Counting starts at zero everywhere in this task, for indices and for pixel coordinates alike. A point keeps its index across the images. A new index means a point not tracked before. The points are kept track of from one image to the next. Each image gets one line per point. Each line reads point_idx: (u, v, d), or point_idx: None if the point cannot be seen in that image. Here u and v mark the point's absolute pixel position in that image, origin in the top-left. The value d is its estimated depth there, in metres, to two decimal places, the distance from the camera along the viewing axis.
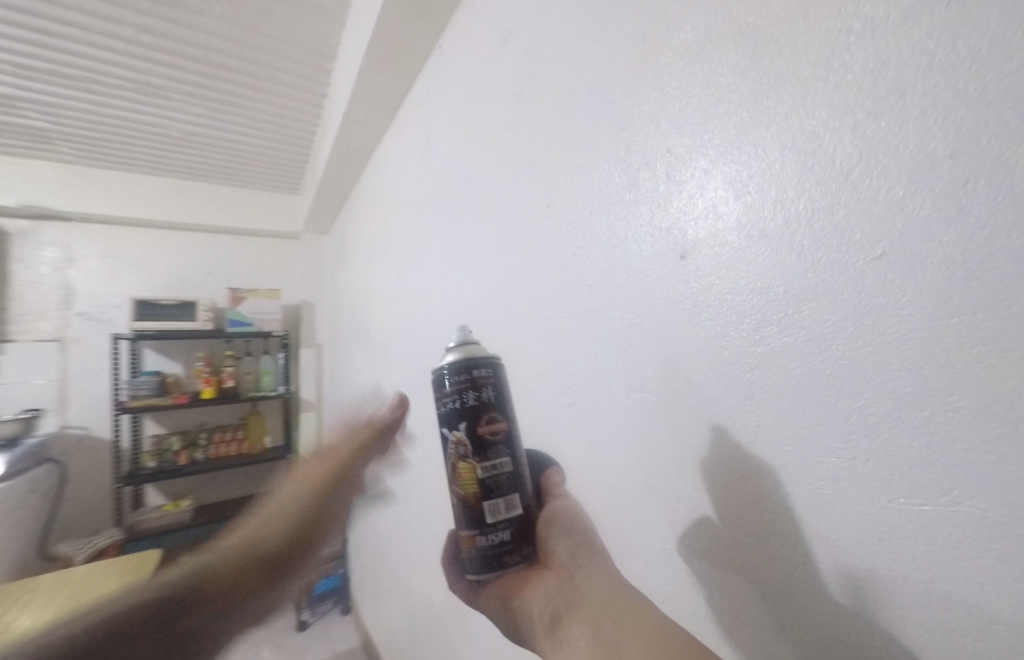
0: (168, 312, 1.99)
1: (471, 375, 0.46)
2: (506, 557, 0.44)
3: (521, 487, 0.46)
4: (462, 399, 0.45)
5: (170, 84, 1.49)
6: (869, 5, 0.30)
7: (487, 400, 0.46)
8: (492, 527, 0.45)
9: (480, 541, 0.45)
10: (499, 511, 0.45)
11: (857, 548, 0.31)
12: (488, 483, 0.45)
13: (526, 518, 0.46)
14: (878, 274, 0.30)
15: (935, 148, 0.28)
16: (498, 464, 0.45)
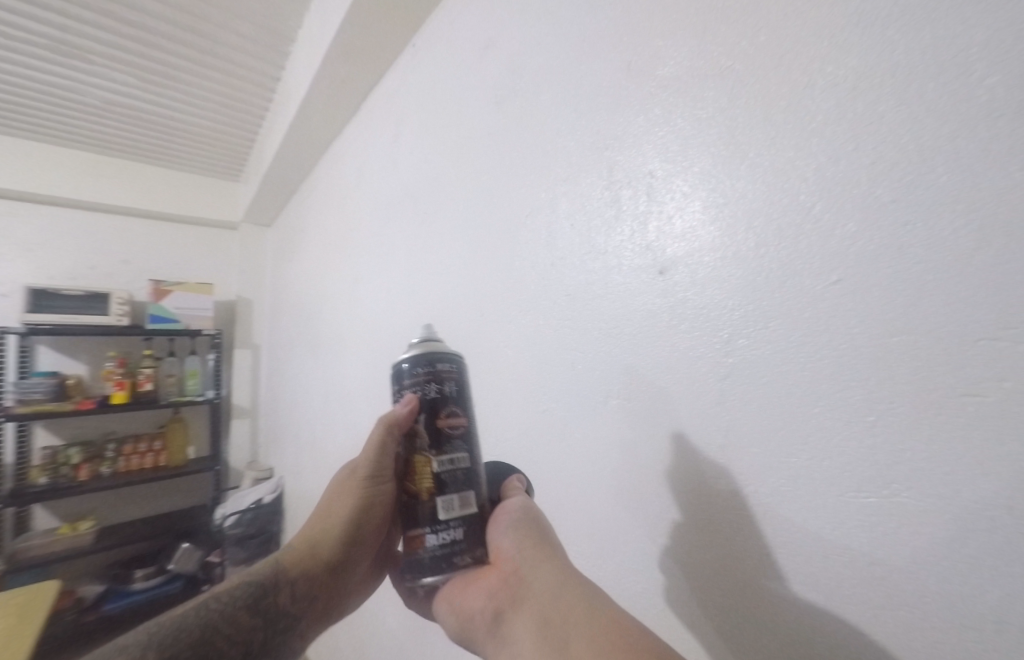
0: (71, 304, 1.71)
1: (433, 368, 0.45)
2: (457, 556, 0.41)
3: (478, 485, 0.44)
4: (421, 390, 0.44)
5: (89, 45, 1.30)
6: (831, 65, 0.35)
7: (448, 394, 0.44)
8: (444, 525, 0.42)
9: (430, 540, 0.41)
10: (452, 507, 0.42)
11: (812, 539, 0.35)
12: (442, 479, 0.43)
13: (481, 518, 0.44)
14: (833, 297, 0.34)
15: (881, 192, 0.32)
16: (455, 459, 0.44)
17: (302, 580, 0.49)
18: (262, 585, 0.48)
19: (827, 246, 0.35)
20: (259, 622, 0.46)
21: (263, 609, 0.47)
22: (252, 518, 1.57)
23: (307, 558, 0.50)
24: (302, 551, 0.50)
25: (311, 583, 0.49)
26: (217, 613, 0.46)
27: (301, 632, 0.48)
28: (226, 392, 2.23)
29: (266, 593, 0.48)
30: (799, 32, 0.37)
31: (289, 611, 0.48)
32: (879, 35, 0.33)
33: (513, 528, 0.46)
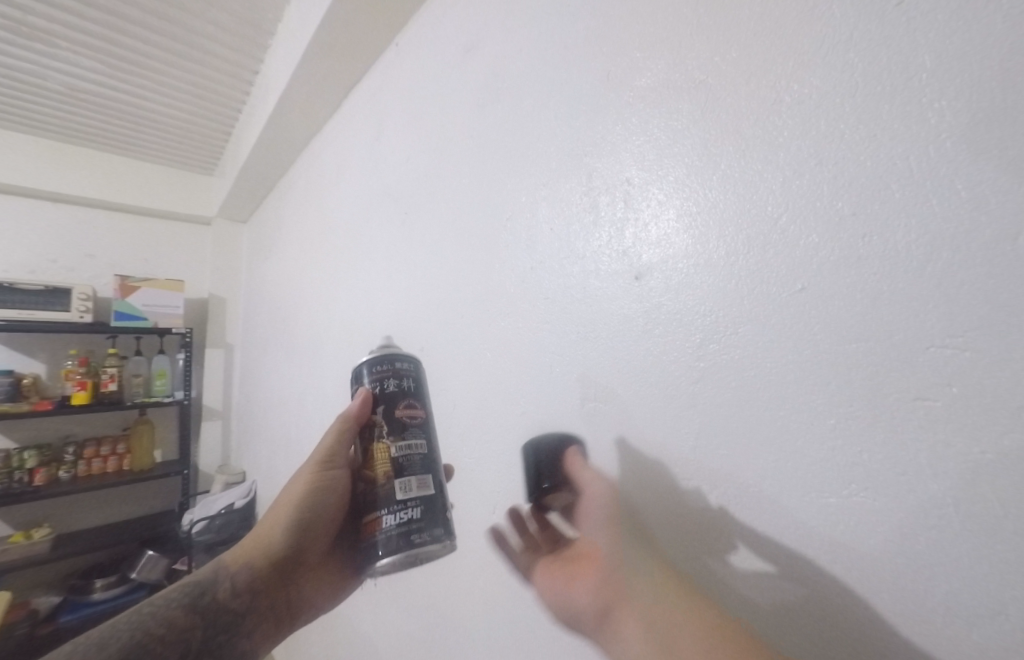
0: (27, 299, 1.62)
1: (392, 365, 0.47)
2: (414, 535, 0.41)
3: (435, 469, 0.45)
4: (381, 383, 0.46)
5: (53, 28, 1.25)
6: (796, 83, 0.37)
7: (407, 387, 0.47)
8: (401, 505, 0.42)
9: (387, 520, 0.41)
10: (410, 488, 0.43)
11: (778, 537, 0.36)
12: (401, 463, 0.44)
13: (439, 502, 0.44)
14: (798, 304, 0.36)
15: (842, 206, 0.34)
16: (413, 445, 0.45)
17: (246, 574, 0.48)
18: (201, 582, 0.46)
19: (793, 256, 0.37)
20: (197, 621, 0.44)
21: (202, 606, 0.45)
22: (222, 523, 1.52)
23: (252, 552, 0.50)
24: (248, 546, 0.50)
25: (257, 577, 0.48)
26: (150, 617, 0.43)
27: (248, 632, 0.46)
28: (195, 393, 2.16)
29: (205, 590, 0.46)
30: (769, 50, 0.38)
31: (232, 608, 0.46)
32: (840, 57, 0.35)
33: (604, 523, 0.44)
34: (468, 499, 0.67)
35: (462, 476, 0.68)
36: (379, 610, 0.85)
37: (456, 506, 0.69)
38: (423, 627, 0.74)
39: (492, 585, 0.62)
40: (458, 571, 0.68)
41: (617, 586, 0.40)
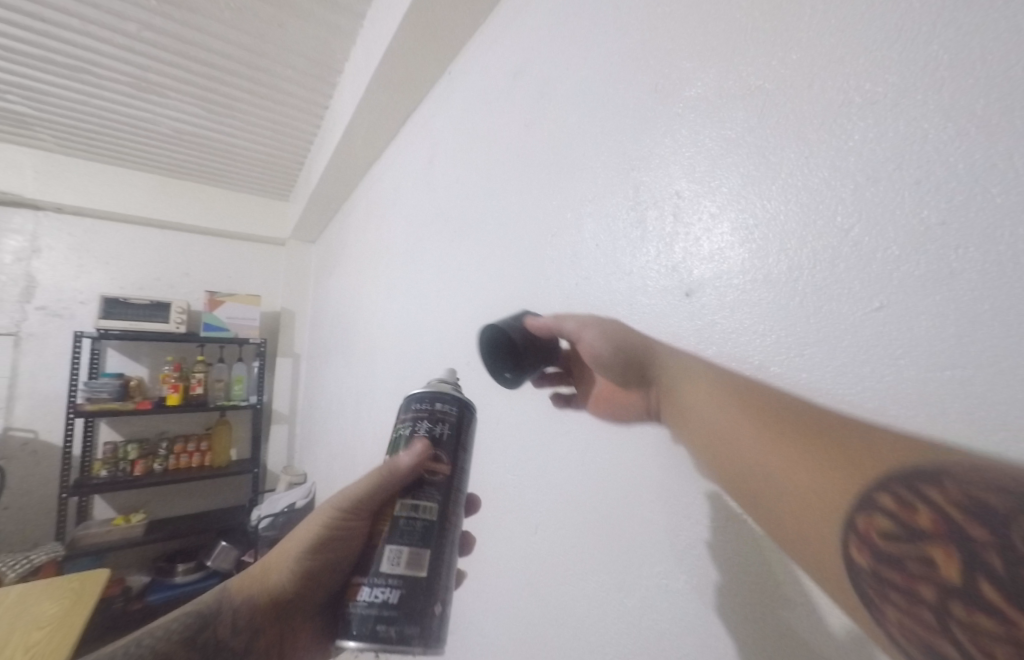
0: (136, 311, 1.87)
1: (432, 404, 0.40)
2: (382, 626, 0.32)
3: (440, 543, 0.36)
4: (413, 425, 0.39)
5: (167, 82, 1.46)
6: (869, 82, 0.33)
7: (439, 437, 0.39)
8: (382, 579, 0.34)
9: (363, 594, 0.33)
10: (397, 562, 0.34)
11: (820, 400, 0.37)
12: (400, 525, 0.36)
13: (431, 589, 0.34)
14: (875, 326, 0.32)
15: (927, 214, 0.30)
16: (422, 507, 0.37)
17: (247, 608, 0.44)
18: (204, 613, 0.44)
19: (868, 271, 0.32)
20: (195, 657, 0.41)
21: (200, 642, 0.42)
22: (284, 522, 1.64)
23: (256, 584, 0.45)
24: (255, 576, 0.46)
25: (255, 616, 0.43)
26: (147, 649, 0.41)
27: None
28: (269, 398, 2.35)
29: (207, 623, 0.43)
30: (836, 50, 0.35)
31: (229, 646, 0.42)
32: (921, 50, 0.30)
33: (612, 351, 0.48)
34: (509, 516, 0.66)
35: (505, 492, 0.68)
36: None
37: (498, 521, 0.69)
38: (463, 643, 0.73)
39: (532, 608, 0.60)
40: (497, 589, 0.67)
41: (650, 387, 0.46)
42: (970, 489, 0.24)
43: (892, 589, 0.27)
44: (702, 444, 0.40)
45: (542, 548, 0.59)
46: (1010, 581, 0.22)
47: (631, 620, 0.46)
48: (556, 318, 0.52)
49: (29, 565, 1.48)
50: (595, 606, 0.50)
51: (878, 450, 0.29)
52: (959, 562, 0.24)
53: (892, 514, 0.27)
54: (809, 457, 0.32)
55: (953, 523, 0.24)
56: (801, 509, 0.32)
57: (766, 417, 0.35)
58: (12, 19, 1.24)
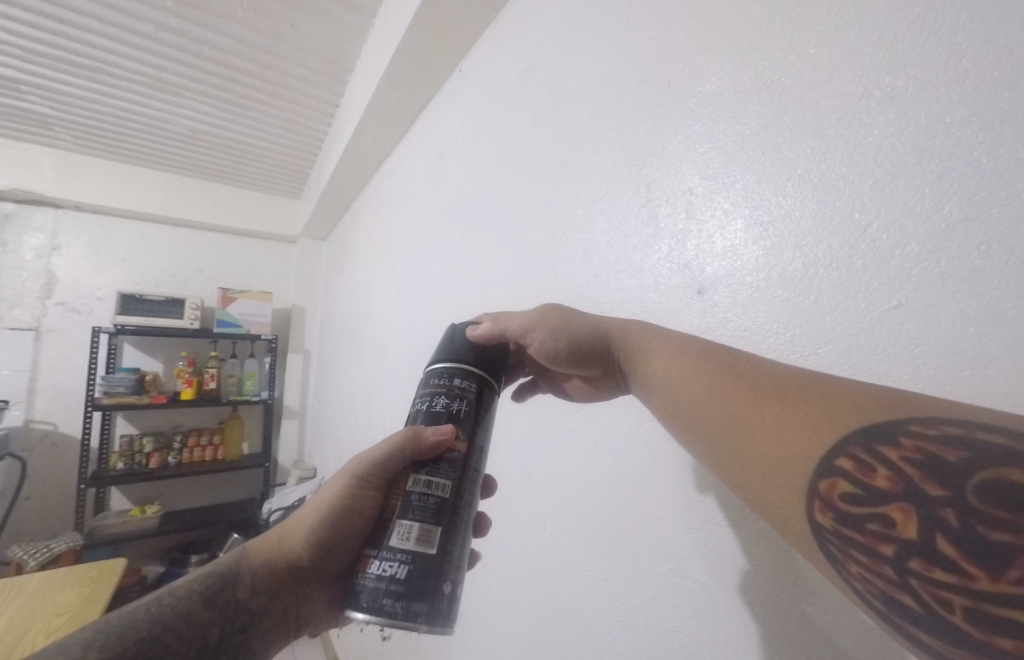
0: (152, 307, 1.91)
1: (451, 380, 0.38)
2: (387, 601, 0.31)
3: (456, 522, 0.34)
4: (431, 400, 0.37)
5: (182, 82, 1.47)
6: (889, 76, 0.32)
7: (456, 414, 0.36)
8: (392, 553, 0.33)
9: (372, 567, 0.33)
10: (407, 537, 0.33)
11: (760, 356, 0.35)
12: (412, 502, 0.34)
13: (440, 565, 0.33)
14: (894, 324, 0.31)
15: (949, 211, 0.29)
16: (435, 484, 0.35)
17: (265, 572, 0.43)
18: (222, 574, 0.42)
19: (886, 268, 0.31)
20: (216, 617, 0.40)
21: (221, 602, 0.41)
22: None
23: (273, 549, 0.45)
24: (272, 540, 0.45)
25: (274, 580, 0.43)
26: (167, 608, 0.40)
27: (261, 634, 0.42)
28: (280, 393, 2.38)
29: (227, 584, 0.42)
30: (855, 43, 0.34)
31: (249, 606, 0.42)
32: (944, 42, 0.30)
33: (557, 337, 0.43)
34: (519, 514, 0.66)
35: (515, 489, 0.68)
36: None
37: (507, 518, 0.69)
38: (472, 638, 0.74)
39: (541, 605, 0.60)
40: (505, 586, 0.67)
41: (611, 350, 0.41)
42: (928, 441, 0.22)
43: (853, 550, 0.24)
44: (657, 406, 0.36)
45: (552, 545, 0.59)
46: (968, 534, 0.20)
47: (639, 618, 0.45)
48: (495, 323, 0.42)
49: (50, 554, 1.52)
50: (604, 604, 0.50)
51: (833, 405, 0.26)
52: (918, 519, 0.22)
53: (851, 474, 0.24)
54: (762, 419, 0.28)
55: (911, 478, 0.22)
56: (754, 476, 0.28)
57: (720, 377, 0.31)
58: (33, 21, 1.26)
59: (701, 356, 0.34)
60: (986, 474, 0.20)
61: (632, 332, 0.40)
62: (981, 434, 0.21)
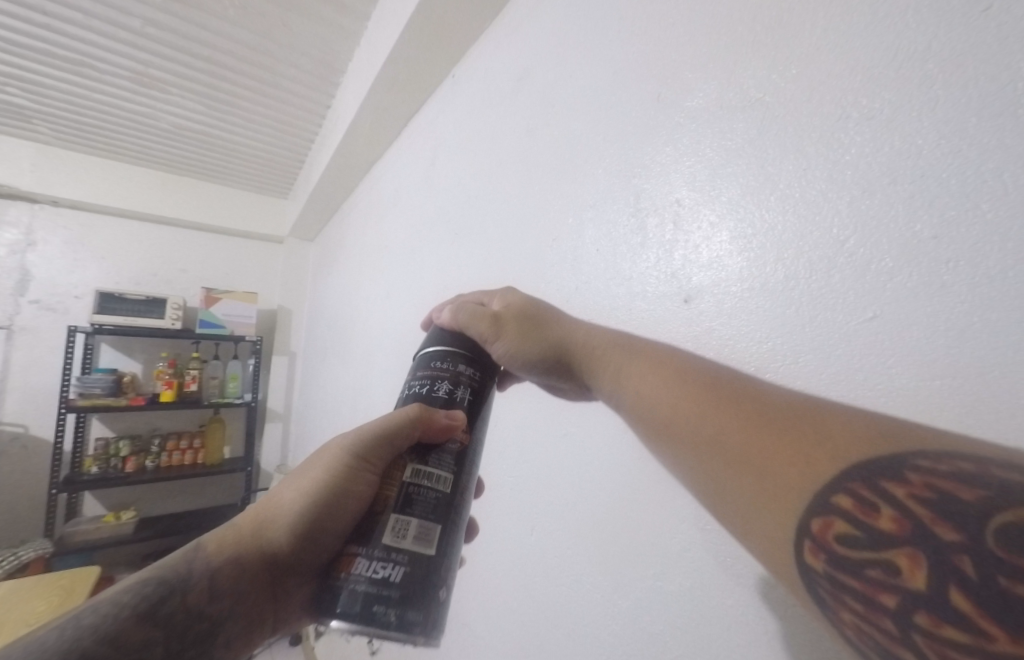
0: (132, 307, 1.85)
1: (454, 366, 0.39)
2: (379, 608, 0.30)
3: (453, 519, 0.35)
4: (432, 385, 0.38)
5: (168, 77, 1.44)
6: (866, 98, 0.34)
7: (458, 401, 0.38)
8: (386, 554, 0.32)
9: (360, 568, 0.31)
10: (404, 534, 0.33)
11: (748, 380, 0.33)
12: (409, 495, 0.34)
13: (436, 567, 0.32)
14: (869, 335, 0.32)
15: (920, 230, 0.31)
16: (436, 478, 0.35)
17: (232, 569, 0.38)
18: (170, 580, 0.36)
19: (862, 282, 0.33)
20: (161, 633, 0.34)
21: (165, 616, 0.35)
22: None
23: (242, 541, 0.40)
24: (242, 532, 0.41)
25: (242, 576, 0.38)
26: (87, 632, 0.33)
27: (226, 641, 0.37)
28: (263, 396, 2.34)
29: (174, 590, 0.36)
30: (834, 66, 0.36)
31: (206, 614, 0.36)
32: (916, 69, 0.31)
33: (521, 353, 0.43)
34: (507, 518, 0.67)
35: (503, 494, 0.68)
36: None
37: (495, 523, 0.69)
38: (458, 643, 0.74)
39: (528, 610, 0.60)
40: (493, 591, 0.67)
41: (583, 355, 0.41)
42: (937, 477, 0.21)
43: (847, 596, 0.22)
44: (633, 414, 0.35)
45: (539, 550, 0.59)
46: (987, 588, 0.18)
47: (626, 620, 0.46)
48: (459, 313, 0.42)
49: (17, 563, 1.46)
50: (592, 609, 0.50)
51: (824, 436, 0.25)
52: (929, 569, 0.20)
53: (850, 514, 0.23)
54: (749, 449, 0.27)
55: (919, 519, 0.21)
56: (740, 510, 0.27)
57: (703, 403, 0.31)
58: (11, 11, 1.22)
59: (684, 380, 0.33)
60: (1004, 516, 0.19)
61: (608, 342, 0.40)
62: (997, 469, 0.20)
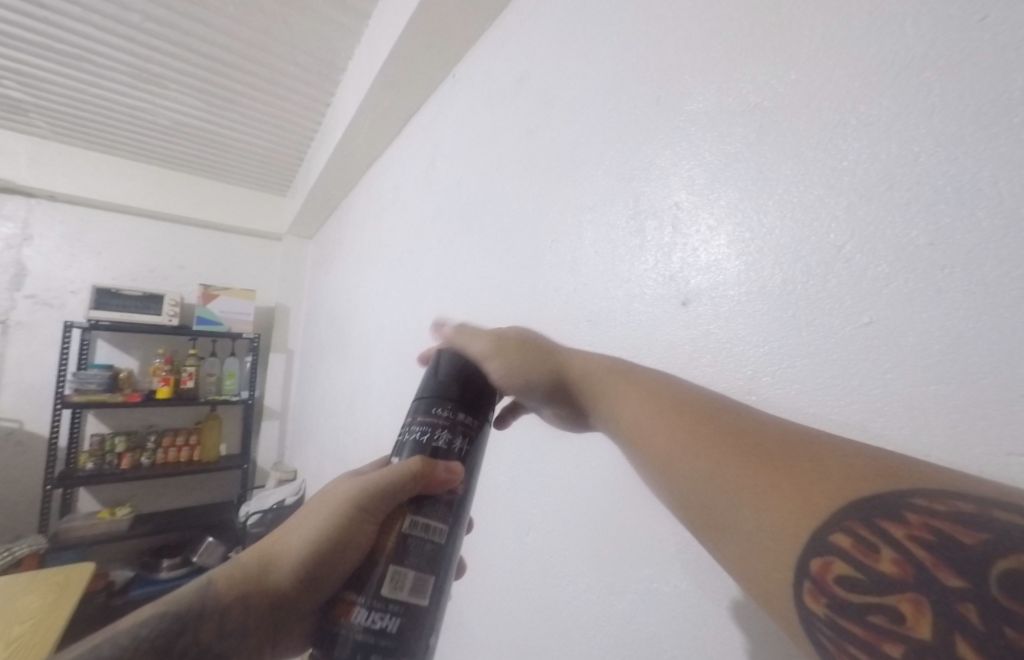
0: (129, 302, 1.85)
1: (454, 413, 0.37)
2: (375, 658, 0.31)
3: (445, 569, 0.35)
4: (430, 433, 0.37)
5: (167, 73, 1.44)
6: (864, 105, 0.34)
7: (457, 451, 0.36)
8: (382, 607, 0.32)
9: (358, 617, 0.32)
10: (400, 588, 0.33)
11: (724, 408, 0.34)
12: (408, 545, 0.34)
13: (430, 614, 0.33)
14: (864, 340, 0.32)
15: (917, 235, 0.31)
16: (430, 529, 0.35)
17: (238, 611, 0.38)
18: (184, 614, 0.36)
19: (859, 287, 0.33)
20: None
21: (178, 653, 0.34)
22: (274, 518, 1.60)
23: (247, 580, 0.39)
24: (248, 569, 0.40)
25: (249, 614, 0.38)
26: None
27: None
28: (259, 393, 2.33)
29: (185, 628, 0.35)
30: (833, 73, 0.36)
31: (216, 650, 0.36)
32: (915, 76, 0.32)
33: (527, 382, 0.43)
34: (504, 518, 0.67)
35: (500, 494, 0.68)
36: None
37: (492, 524, 0.69)
38: (455, 643, 0.74)
39: (524, 611, 0.60)
40: (489, 589, 0.68)
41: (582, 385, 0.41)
42: (937, 517, 0.21)
43: (849, 643, 0.22)
44: (628, 437, 0.35)
45: (535, 551, 0.60)
46: (989, 635, 0.18)
47: (623, 620, 0.47)
48: (461, 334, 0.45)
49: (11, 558, 1.45)
50: (586, 610, 0.51)
51: (818, 468, 0.26)
52: (933, 617, 0.20)
53: (850, 553, 0.23)
54: (745, 487, 0.27)
55: (920, 561, 0.21)
56: (736, 548, 0.27)
57: (696, 438, 0.30)
58: (10, 4, 1.21)
59: (673, 408, 0.33)
60: (1004, 564, 0.19)
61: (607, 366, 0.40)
62: (994, 511, 0.21)
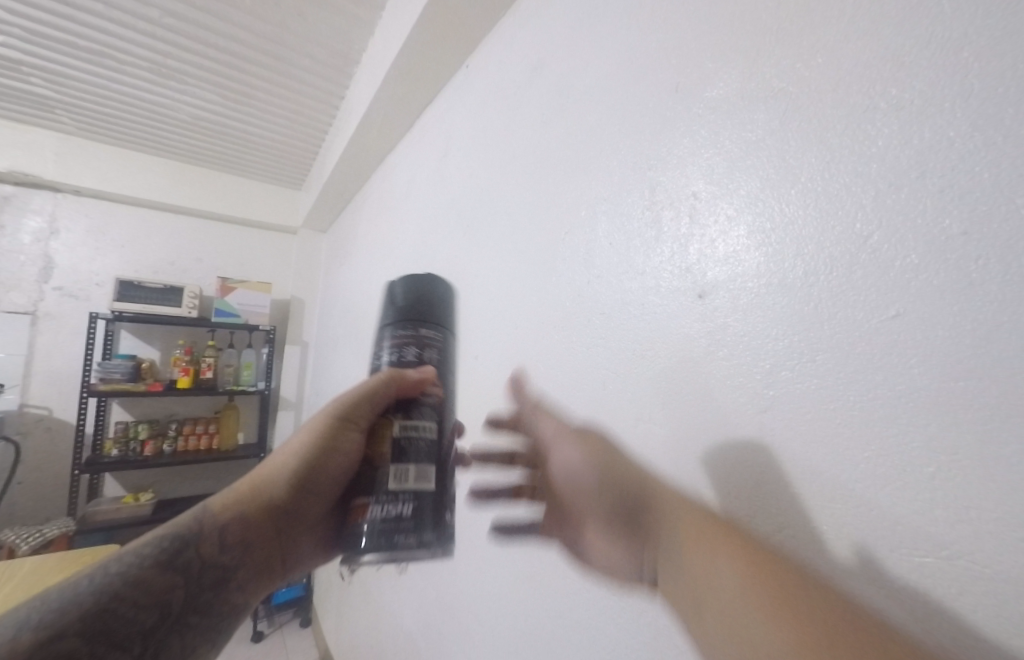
0: (151, 295, 1.89)
1: (416, 330, 0.39)
2: (399, 536, 0.34)
3: (441, 458, 0.38)
4: (400, 351, 0.38)
5: (186, 69, 1.46)
6: (896, 88, 0.32)
7: (429, 360, 0.39)
8: (393, 496, 0.35)
9: (373, 511, 0.35)
10: (405, 478, 0.35)
11: (776, 479, 0.37)
12: (403, 445, 0.36)
13: (440, 494, 0.37)
14: (889, 335, 0.31)
15: (948, 225, 0.29)
16: (421, 427, 0.37)
17: (236, 524, 0.44)
18: (185, 534, 0.42)
19: (885, 278, 0.32)
20: (180, 579, 0.40)
21: (182, 564, 0.40)
22: None
23: (242, 501, 0.46)
24: (242, 496, 0.46)
25: (248, 530, 0.44)
26: (118, 575, 0.38)
27: (239, 584, 0.43)
28: (276, 385, 2.38)
29: (187, 544, 0.41)
30: (862, 55, 0.34)
31: (220, 562, 0.42)
32: (951, 58, 0.30)
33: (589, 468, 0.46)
34: None
35: None
36: (427, 606, 0.89)
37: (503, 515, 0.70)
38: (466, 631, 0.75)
39: (533, 602, 0.61)
40: (501, 583, 0.68)
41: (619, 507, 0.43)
42: None
43: None
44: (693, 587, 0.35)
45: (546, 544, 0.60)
46: None
47: (634, 614, 0.46)
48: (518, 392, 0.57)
49: (42, 539, 1.52)
50: (598, 604, 0.51)
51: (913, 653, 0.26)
52: None
53: None
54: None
55: None
56: None
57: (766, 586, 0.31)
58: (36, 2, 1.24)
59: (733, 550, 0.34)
60: None
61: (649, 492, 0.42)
62: None
